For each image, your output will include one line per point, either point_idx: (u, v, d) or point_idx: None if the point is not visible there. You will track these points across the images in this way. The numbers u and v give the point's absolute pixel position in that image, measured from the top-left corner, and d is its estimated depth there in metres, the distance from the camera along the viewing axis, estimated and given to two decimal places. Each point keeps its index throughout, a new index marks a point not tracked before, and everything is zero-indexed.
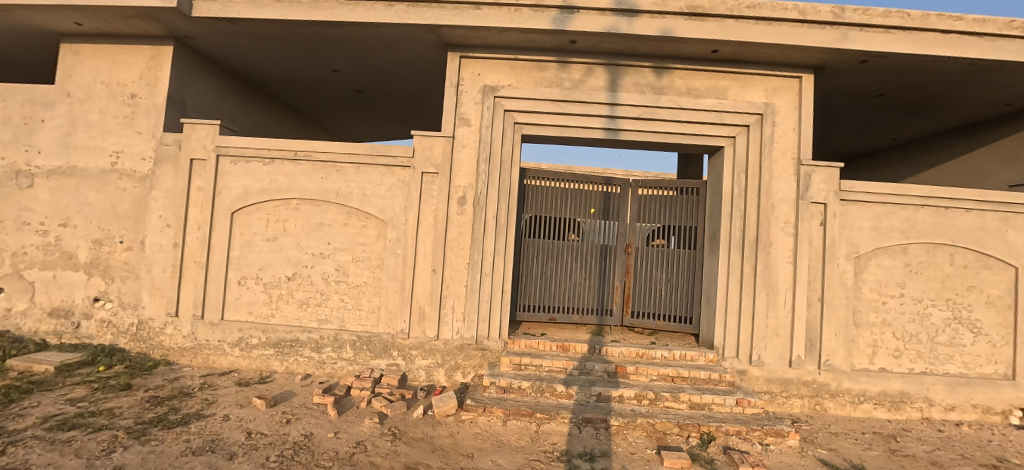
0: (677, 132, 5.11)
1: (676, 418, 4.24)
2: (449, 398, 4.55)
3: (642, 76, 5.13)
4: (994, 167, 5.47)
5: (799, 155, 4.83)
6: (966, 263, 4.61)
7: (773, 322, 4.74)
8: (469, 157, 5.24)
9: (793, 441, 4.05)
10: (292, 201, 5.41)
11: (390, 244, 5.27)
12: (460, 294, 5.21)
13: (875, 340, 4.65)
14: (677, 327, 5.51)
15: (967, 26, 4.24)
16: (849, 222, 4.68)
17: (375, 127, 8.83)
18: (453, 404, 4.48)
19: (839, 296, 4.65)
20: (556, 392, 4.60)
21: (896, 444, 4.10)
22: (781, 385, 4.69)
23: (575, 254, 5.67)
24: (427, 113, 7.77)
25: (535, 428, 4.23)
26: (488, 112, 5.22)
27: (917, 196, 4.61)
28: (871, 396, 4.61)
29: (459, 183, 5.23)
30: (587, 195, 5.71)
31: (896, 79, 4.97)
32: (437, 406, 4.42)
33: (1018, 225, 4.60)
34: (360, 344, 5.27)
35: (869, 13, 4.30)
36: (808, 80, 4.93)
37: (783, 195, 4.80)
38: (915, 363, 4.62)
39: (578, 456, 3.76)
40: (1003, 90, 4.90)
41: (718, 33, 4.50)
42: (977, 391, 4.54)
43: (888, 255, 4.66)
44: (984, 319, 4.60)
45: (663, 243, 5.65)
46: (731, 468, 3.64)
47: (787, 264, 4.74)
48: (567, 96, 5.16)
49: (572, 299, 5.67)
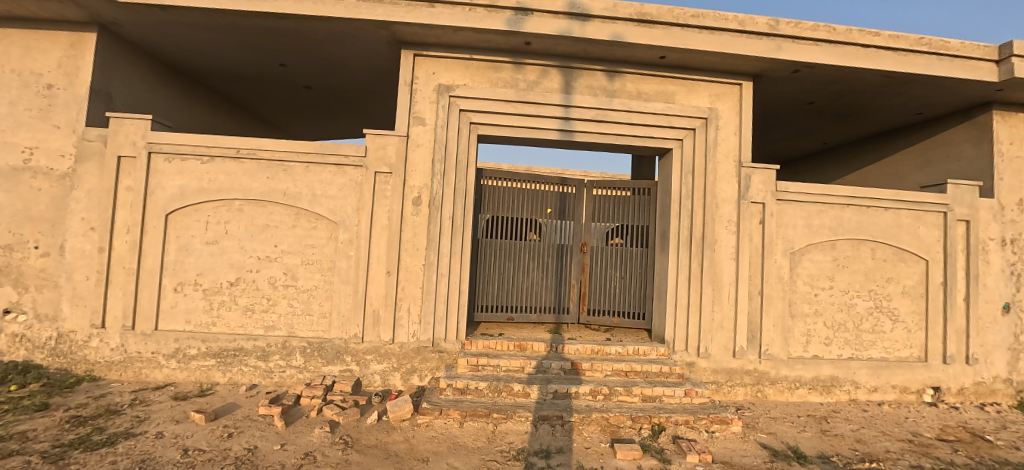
0: (629, 135, 5.27)
1: (629, 411, 4.39)
2: (405, 401, 4.48)
3: (595, 79, 5.27)
4: (909, 170, 6.02)
5: (740, 157, 5.12)
6: (884, 257, 5.07)
7: (718, 315, 4.98)
8: (424, 157, 5.18)
9: (736, 427, 4.32)
10: (234, 202, 5.12)
11: (342, 246, 5.11)
12: (416, 297, 5.14)
13: (809, 329, 5.01)
14: (631, 323, 5.67)
15: (883, 41, 4.67)
16: (785, 220, 5.02)
17: (326, 125, 8.51)
18: (409, 408, 4.41)
19: (777, 290, 4.98)
20: (512, 391, 4.64)
21: (827, 425, 4.46)
22: (726, 375, 4.96)
23: (533, 254, 5.72)
24: (380, 111, 7.57)
25: (492, 429, 4.25)
26: (443, 112, 5.19)
27: (843, 195, 5.02)
28: (805, 382, 4.97)
29: (414, 183, 5.16)
30: (543, 195, 5.77)
31: (824, 89, 5.38)
32: (392, 411, 4.34)
33: (928, 221, 5.10)
34: (311, 350, 5.07)
35: (800, 26, 4.66)
36: (748, 87, 5.23)
37: (726, 195, 5.07)
38: (843, 350, 5.02)
39: (535, 454, 3.82)
40: (913, 102, 5.43)
41: (665, 40, 4.70)
42: (896, 373, 5.00)
43: (819, 251, 5.04)
44: (901, 307, 5.07)
45: (618, 242, 5.80)
46: (680, 457, 3.82)
47: (730, 260, 5.02)
48: (523, 97, 5.20)
49: (530, 299, 5.70)
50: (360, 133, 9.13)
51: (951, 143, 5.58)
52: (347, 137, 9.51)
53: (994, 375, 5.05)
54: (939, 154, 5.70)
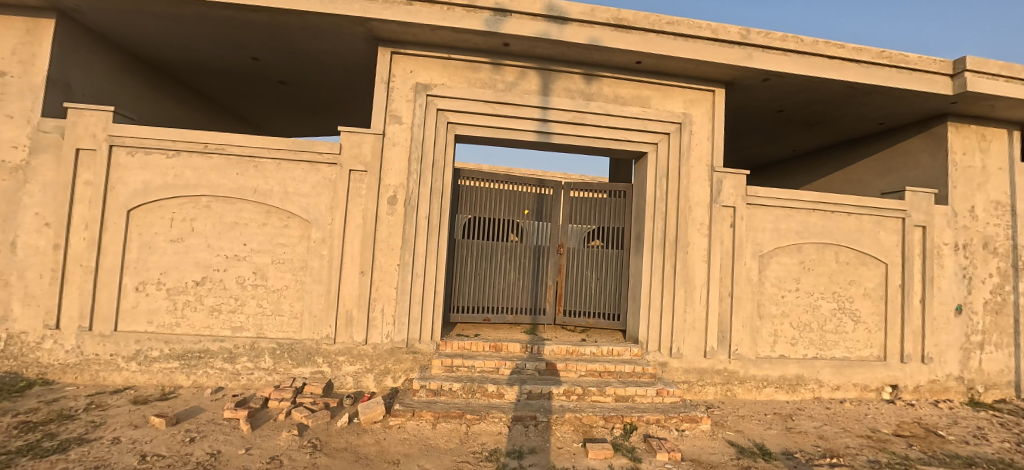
0: (605, 137, 5.32)
1: (602, 411, 4.45)
2: (377, 403, 4.44)
3: (572, 82, 5.31)
4: (871, 177, 6.28)
5: (712, 162, 5.24)
6: (847, 260, 5.26)
7: (690, 316, 5.07)
8: (400, 156, 5.15)
9: (705, 426, 4.44)
10: (201, 198, 4.96)
11: (314, 246, 5.04)
12: (390, 297, 5.10)
13: (776, 330, 5.17)
14: (606, 323, 5.70)
15: (848, 53, 4.87)
16: (755, 223, 5.16)
17: (300, 121, 8.32)
18: (382, 409, 4.37)
19: (746, 291, 5.11)
20: (487, 392, 4.64)
21: (792, 422, 4.61)
22: (697, 374, 5.06)
23: (510, 255, 5.70)
24: (356, 108, 7.44)
25: (465, 430, 4.24)
26: (420, 111, 5.16)
27: (808, 201, 5.20)
28: (772, 381, 5.12)
29: (390, 182, 5.12)
30: (521, 196, 5.76)
31: (792, 98, 5.56)
32: (363, 413, 4.29)
33: (888, 226, 5.32)
34: (280, 352, 4.97)
35: (769, 37, 4.83)
36: (721, 94, 5.35)
37: (699, 199, 5.17)
38: (808, 349, 5.20)
39: (507, 454, 3.84)
40: (875, 112, 5.66)
41: (641, 45, 4.78)
42: (857, 372, 5.19)
43: (785, 254, 5.20)
44: (863, 308, 5.28)
45: (595, 244, 5.80)
46: (650, 455, 3.91)
47: (703, 262, 5.11)
48: (501, 98, 5.22)
49: (506, 299, 5.68)
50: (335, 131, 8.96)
51: (910, 152, 5.84)
52: (322, 134, 9.29)
53: (947, 373, 5.30)
54: (898, 162, 5.96)
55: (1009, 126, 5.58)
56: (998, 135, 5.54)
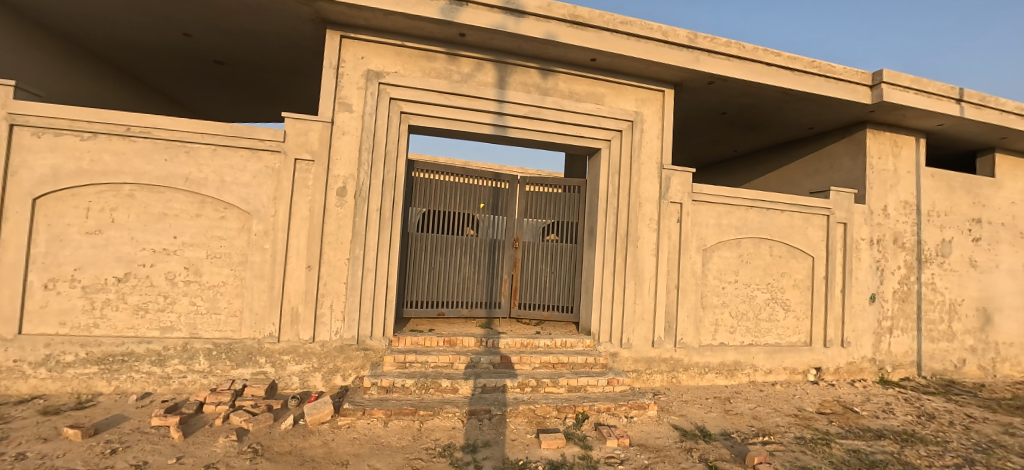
0: (560, 133, 5.38)
1: (555, 402, 4.55)
2: (325, 403, 4.29)
3: (528, 76, 5.32)
4: (801, 177, 6.80)
5: (661, 160, 5.44)
6: (779, 254, 5.69)
7: (639, 308, 5.27)
8: (349, 145, 4.96)
9: (652, 411, 4.67)
10: (123, 186, 4.50)
11: (255, 239, 4.77)
12: (339, 293, 4.93)
13: (717, 319, 5.50)
14: (560, 316, 5.78)
15: (783, 61, 5.23)
16: (699, 219, 5.44)
17: (239, 105, 7.73)
18: (330, 409, 4.23)
19: (691, 283, 5.39)
20: (440, 388, 4.59)
21: (729, 405, 4.94)
22: (645, 363, 5.28)
23: (465, 249, 5.63)
24: (303, 93, 7.01)
25: (418, 426, 4.20)
26: (371, 99, 4.97)
27: (746, 198, 5.55)
28: (713, 367, 5.45)
29: (339, 173, 4.93)
30: (476, 189, 5.70)
31: (733, 102, 5.90)
32: (310, 414, 4.13)
33: (815, 223, 5.80)
34: (217, 352, 4.67)
35: (715, 42, 5.08)
36: (670, 94, 5.55)
37: (649, 195, 5.35)
38: (745, 337, 5.57)
39: (461, 449, 3.84)
40: (805, 118, 6.12)
41: (596, 43, 4.88)
42: (787, 356, 5.64)
43: (726, 248, 5.54)
44: (792, 298, 5.73)
45: (551, 238, 5.84)
46: (600, 442, 4.07)
47: (651, 256, 5.32)
48: (456, 89, 5.13)
49: (461, 293, 5.63)
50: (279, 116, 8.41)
51: (834, 155, 6.38)
52: (262, 120, 8.70)
53: (862, 355, 5.88)
54: (825, 164, 6.50)
55: (917, 133, 6.22)
56: (907, 141, 6.17)
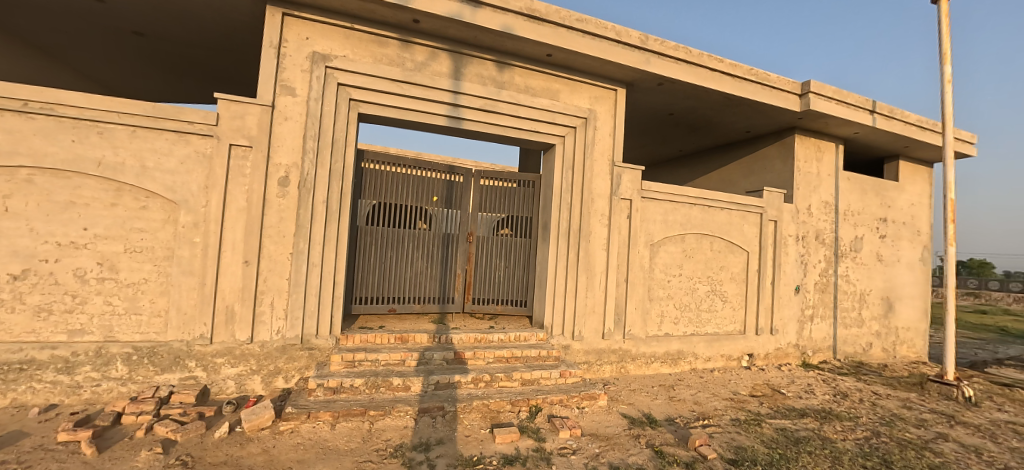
0: (515, 127, 5.37)
1: (509, 396, 4.57)
2: (265, 407, 4.02)
3: (484, 68, 5.24)
4: (738, 177, 7.29)
5: (613, 157, 5.59)
6: (718, 249, 6.07)
7: (591, 301, 5.41)
8: (293, 132, 4.64)
9: (602, 401, 4.83)
10: (20, 170, 3.94)
11: (183, 232, 4.34)
12: (281, 289, 4.62)
13: (662, 311, 5.78)
14: (513, 310, 5.79)
15: (725, 67, 5.55)
16: (648, 215, 5.67)
17: (162, 84, 6.99)
18: (271, 414, 3.97)
19: (639, 277, 5.62)
20: (392, 386, 4.45)
21: (673, 391, 5.23)
22: (596, 354, 5.44)
23: (417, 243, 5.49)
24: (239, 74, 6.46)
25: (367, 427, 4.05)
26: (317, 83, 4.68)
27: (690, 196, 5.86)
28: (659, 356, 5.73)
29: (281, 161, 4.60)
30: (429, 182, 5.56)
31: (679, 104, 6.19)
32: (248, 420, 3.86)
33: (749, 220, 6.24)
34: (138, 357, 4.21)
35: (664, 45, 5.29)
36: (622, 93, 5.71)
37: (601, 192, 5.48)
38: (687, 327, 5.91)
39: (413, 448, 3.76)
40: (742, 122, 6.56)
41: (552, 38, 4.90)
42: (724, 344, 6.06)
43: (671, 244, 5.82)
44: (729, 290, 6.15)
45: (505, 232, 5.81)
46: (553, 434, 4.15)
47: (603, 250, 5.46)
48: (409, 77, 4.94)
49: (413, 289, 5.48)
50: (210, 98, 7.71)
51: (767, 158, 6.90)
52: (190, 102, 7.95)
53: (788, 342, 6.43)
54: (759, 166, 7.00)
55: (837, 140, 6.86)
56: (828, 147, 6.79)
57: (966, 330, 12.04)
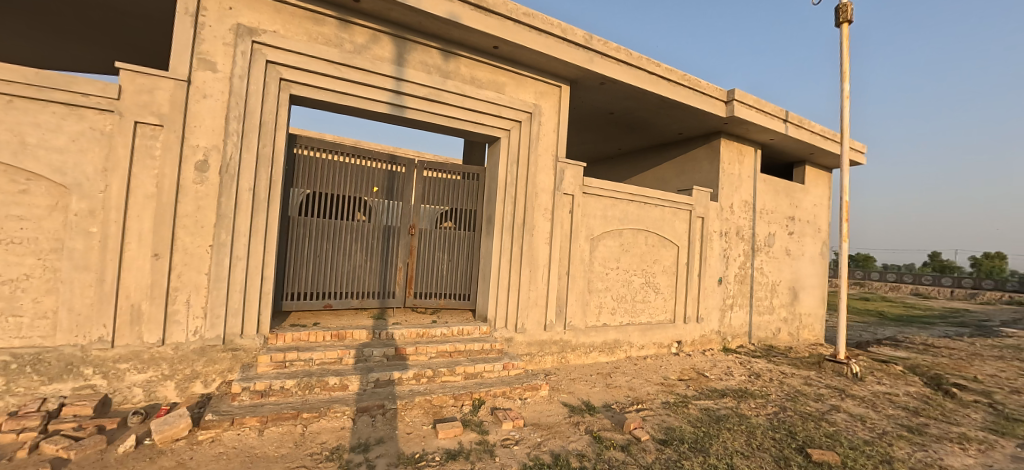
0: (459, 118, 5.26)
1: (451, 391, 4.52)
2: (179, 416, 3.64)
3: (429, 56, 5.08)
4: (671, 176, 7.75)
5: (557, 153, 5.68)
6: (652, 243, 6.42)
7: (533, 293, 5.49)
8: (213, 111, 4.19)
9: (544, 391, 4.93)
10: None
11: (76, 220, 3.79)
12: (199, 286, 4.18)
13: (600, 302, 6.02)
14: (456, 303, 5.72)
15: (662, 71, 5.85)
16: (588, 211, 5.86)
17: (48, 50, 6.04)
18: (188, 423, 3.60)
19: (579, 270, 5.80)
20: (327, 386, 4.22)
21: (610, 379, 5.48)
22: (538, 346, 5.54)
23: (356, 235, 5.24)
24: (147, 44, 5.73)
25: (301, 431, 3.80)
26: (243, 59, 4.26)
27: (628, 192, 6.14)
28: (597, 345, 5.97)
29: (198, 143, 4.14)
30: (369, 171, 5.31)
31: (619, 104, 6.42)
32: (159, 432, 3.46)
33: (679, 216, 6.65)
34: (19, 366, 3.65)
35: (606, 46, 5.46)
36: (566, 91, 5.81)
37: (544, 186, 5.55)
38: (623, 317, 6.20)
39: (352, 449, 3.60)
40: (675, 125, 6.96)
41: (499, 30, 4.86)
42: (656, 333, 6.45)
43: (610, 238, 6.07)
44: (661, 282, 6.53)
45: (448, 225, 5.70)
46: (496, 426, 4.18)
47: (545, 244, 5.56)
48: (348, 60, 4.65)
49: (351, 283, 5.23)
50: (109, 69, 6.79)
51: (696, 159, 7.40)
52: (84, 72, 6.96)
53: (711, 329, 6.98)
54: (688, 166, 7.49)
55: (755, 145, 7.51)
56: (748, 151, 7.42)
57: (854, 316, 13.78)
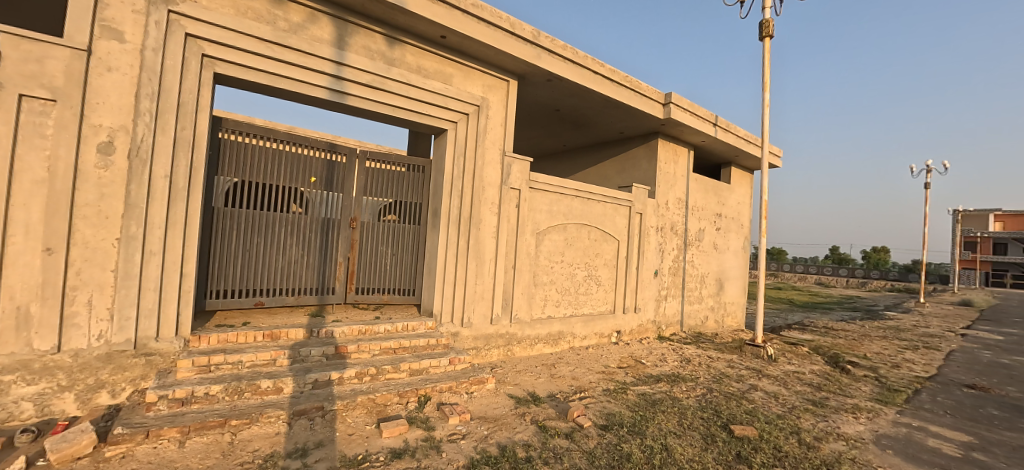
0: (405, 108, 5.08)
1: (396, 388, 4.39)
2: (81, 432, 3.24)
3: (372, 41, 4.85)
4: (613, 173, 8.05)
5: (504, 147, 5.68)
6: (595, 237, 6.64)
7: (479, 287, 5.47)
8: (121, 87, 3.71)
9: (490, 384, 4.95)
10: None
11: None
12: (104, 284, 3.70)
13: (545, 295, 6.14)
14: (401, 299, 5.56)
15: (607, 71, 6.06)
16: (534, 205, 5.94)
17: None
18: (91, 439, 3.20)
19: (525, 263, 5.87)
20: (259, 390, 3.93)
21: (555, 369, 5.63)
22: (484, 340, 5.55)
23: (291, 228, 4.92)
24: (39, 6, 5.00)
25: (229, 440, 3.50)
26: (158, 31, 3.80)
27: (572, 188, 6.29)
28: (542, 337, 6.10)
29: (101, 123, 3.65)
30: (305, 160, 4.98)
31: (564, 101, 6.54)
32: (55, 451, 3.05)
33: (619, 212, 6.93)
34: None
35: (554, 43, 5.54)
36: (514, 85, 5.81)
37: (491, 180, 5.53)
38: (567, 309, 6.38)
39: (288, 455, 3.38)
40: (616, 124, 7.23)
41: (447, 19, 4.74)
42: (598, 323, 6.71)
43: (555, 232, 6.19)
44: (603, 274, 6.79)
45: (391, 218, 5.49)
46: (443, 421, 4.13)
47: (492, 238, 5.55)
48: (283, 39, 4.31)
49: (286, 279, 4.92)
50: None
51: (636, 158, 7.74)
52: None
53: (647, 318, 7.38)
54: (629, 164, 7.83)
55: (688, 146, 7.99)
56: (683, 152, 7.88)
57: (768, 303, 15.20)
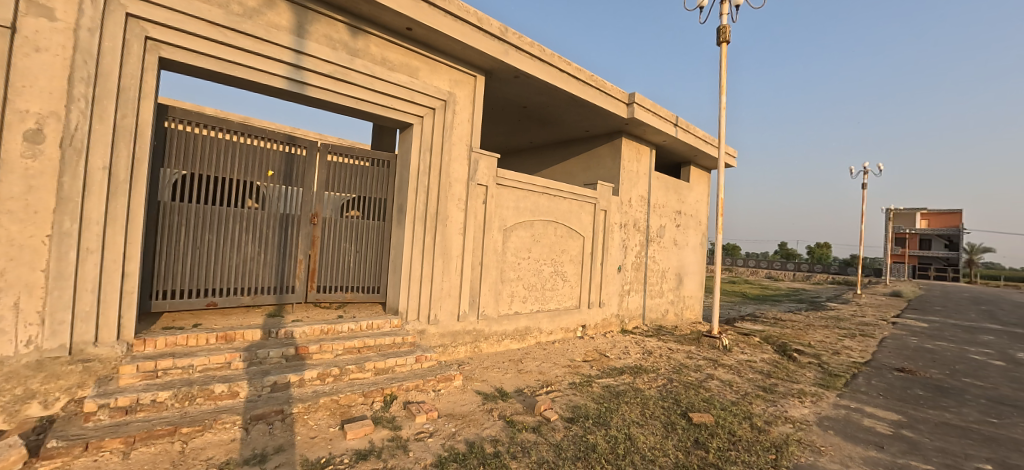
0: (368, 101, 4.93)
1: (361, 388, 4.27)
2: (9, 447, 2.95)
3: (334, 30, 4.67)
4: (579, 171, 8.18)
5: (471, 143, 5.63)
6: (561, 234, 6.72)
7: (446, 284, 5.42)
8: (51, 70, 3.40)
9: (457, 381, 4.92)
10: None
11: None
12: (34, 285, 3.39)
13: (512, 291, 6.16)
14: (365, 297, 5.41)
15: (573, 70, 6.13)
16: (501, 202, 5.93)
17: None
18: (21, 454, 2.93)
19: (491, 260, 5.86)
20: (213, 395, 3.72)
21: (522, 364, 5.66)
22: (450, 337, 5.50)
23: (246, 224, 4.69)
24: None
25: (180, 449, 3.29)
26: (96, 9, 3.50)
27: (539, 185, 6.32)
28: (509, 333, 6.13)
29: (28, 108, 3.34)
30: (262, 153, 4.75)
31: (531, 98, 6.56)
32: None
33: (583, 208, 7.04)
34: None
35: (521, 40, 5.54)
36: (481, 81, 5.77)
37: (457, 176, 5.48)
38: (534, 304, 6.44)
39: (244, 462, 3.22)
40: (582, 122, 7.34)
41: (412, 11, 4.64)
42: (564, 318, 6.81)
43: (522, 229, 6.21)
44: (568, 270, 6.89)
45: (354, 214, 5.32)
46: (410, 420, 4.07)
47: (458, 234, 5.50)
48: (238, 24, 4.07)
49: (241, 278, 4.68)
50: None
51: (600, 156, 7.89)
52: None
53: (611, 312, 7.56)
54: (593, 162, 7.98)
55: (650, 145, 8.22)
56: (645, 151, 8.10)
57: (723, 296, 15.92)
